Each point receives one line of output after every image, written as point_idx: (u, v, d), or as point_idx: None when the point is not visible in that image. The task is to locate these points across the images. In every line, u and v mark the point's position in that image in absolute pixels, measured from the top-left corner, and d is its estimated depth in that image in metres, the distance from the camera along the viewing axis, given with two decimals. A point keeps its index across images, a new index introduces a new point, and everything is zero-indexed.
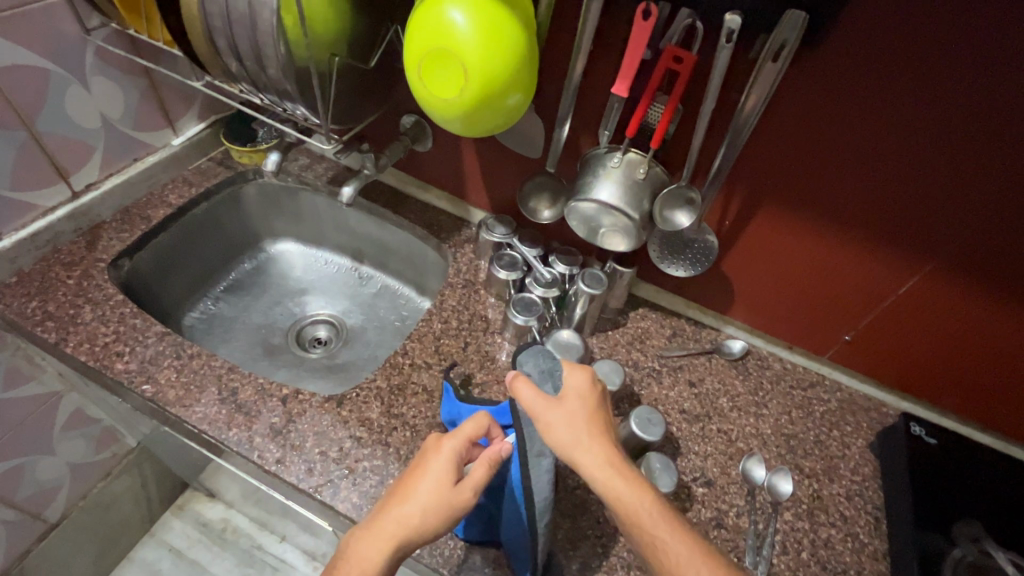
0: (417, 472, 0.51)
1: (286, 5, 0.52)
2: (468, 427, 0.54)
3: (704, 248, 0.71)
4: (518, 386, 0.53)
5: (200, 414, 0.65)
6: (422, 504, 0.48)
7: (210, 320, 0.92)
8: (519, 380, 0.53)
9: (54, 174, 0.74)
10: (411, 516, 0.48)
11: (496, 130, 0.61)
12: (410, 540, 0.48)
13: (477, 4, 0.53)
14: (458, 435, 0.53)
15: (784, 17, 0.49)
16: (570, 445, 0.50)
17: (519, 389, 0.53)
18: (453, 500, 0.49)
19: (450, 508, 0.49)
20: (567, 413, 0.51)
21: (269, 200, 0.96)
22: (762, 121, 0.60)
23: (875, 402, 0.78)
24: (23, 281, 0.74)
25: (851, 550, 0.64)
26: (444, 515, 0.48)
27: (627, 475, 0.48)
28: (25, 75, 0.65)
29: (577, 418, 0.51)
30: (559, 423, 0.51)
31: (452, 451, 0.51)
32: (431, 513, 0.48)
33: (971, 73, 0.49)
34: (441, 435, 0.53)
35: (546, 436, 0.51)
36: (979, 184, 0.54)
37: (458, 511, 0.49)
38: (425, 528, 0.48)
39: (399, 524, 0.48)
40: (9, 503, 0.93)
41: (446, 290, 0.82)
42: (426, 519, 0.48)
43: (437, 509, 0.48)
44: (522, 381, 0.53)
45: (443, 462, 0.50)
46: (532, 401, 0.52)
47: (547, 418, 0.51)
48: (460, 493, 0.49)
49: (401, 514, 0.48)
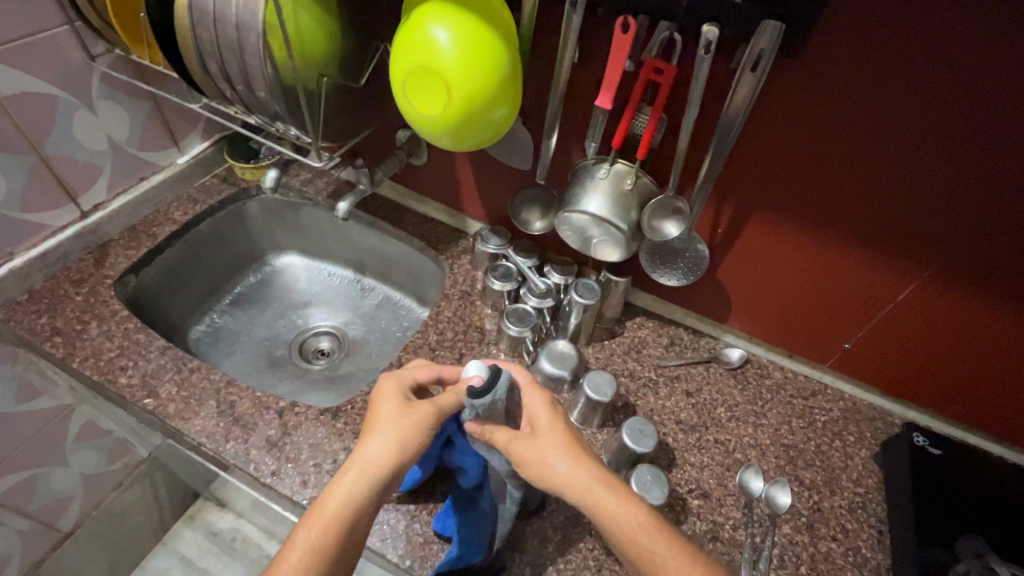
0: (373, 412, 0.54)
1: (272, 30, 0.54)
2: (409, 372, 0.60)
3: (695, 257, 0.70)
4: (489, 434, 0.55)
5: (198, 427, 0.67)
6: (391, 433, 0.52)
7: (216, 333, 0.94)
8: (495, 429, 0.55)
9: (63, 194, 0.76)
10: (375, 441, 0.51)
11: (482, 145, 0.62)
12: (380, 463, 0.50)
13: (460, 23, 0.53)
14: (405, 373, 0.59)
15: (760, 28, 0.49)
16: (553, 476, 0.50)
17: (492, 436, 0.55)
18: (409, 413, 0.53)
19: (415, 421, 0.53)
20: (540, 440, 0.52)
21: (272, 215, 0.98)
22: (748, 129, 0.60)
23: (880, 411, 0.77)
24: (34, 298, 0.76)
25: (852, 565, 0.63)
26: (412, 437, 0.52)
27: (610, 489, 0.49)
28: (34, 102, 0.68)
29: (549, 448, 0.52)
30: (527, 452, 0.52)
31: (398, 384, 0.57)
32: (400, 439, 0.51)
33: (960, 78, 0.48)
34: (384, 379, 0.57)
35: (525, 468, 0.52)
36: (969, 186, 0.53)
37: (424, 422, 0.54)
38: (398, 456, 0.51)
39: (372, 455, 0.50)
40: (24, 512, 0.96)
41: (442, 302, 0.83)
42: (393, 439, 0.51)
43: (403, 426, 0.52)
44: (498, 430, 0.54)
45: (393, 394, 0.55)
46: (508, 439, 0.53)
47: (516, 446, 0.53)
48: (419, 412, 0.54)
49: (370, 447, 0.51)
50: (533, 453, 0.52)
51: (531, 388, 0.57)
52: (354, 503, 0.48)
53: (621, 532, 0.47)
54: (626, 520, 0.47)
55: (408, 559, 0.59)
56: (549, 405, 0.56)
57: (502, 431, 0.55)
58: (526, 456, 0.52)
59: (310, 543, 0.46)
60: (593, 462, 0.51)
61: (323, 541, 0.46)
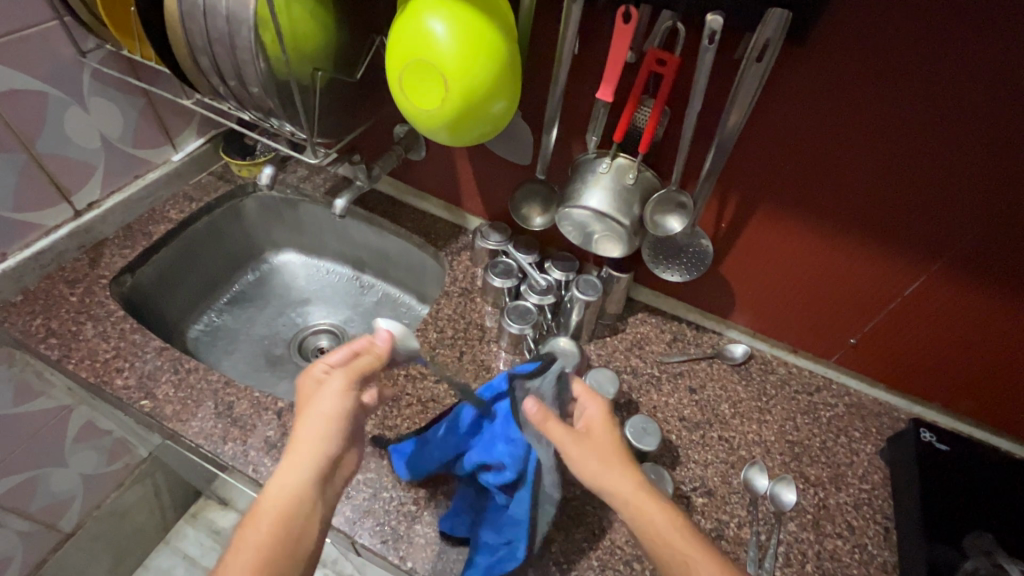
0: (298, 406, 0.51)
1: (265, 23, 0.53)
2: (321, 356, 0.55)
3: (699, 252, 0.69)
4: (547, 426, 0.52)
5: (196, 428, 0.66)
6: (313, 413, 0.48)
7: (214, 332, 0.93)
8: (550, 417, 0.52)
9: (55, 193, 0.75)
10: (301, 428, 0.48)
11: (480, 139, 0.61)
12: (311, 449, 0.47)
13: (456, 13, 0.52)
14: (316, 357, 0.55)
15: (767, 16, 0.48)
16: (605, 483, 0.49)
17: (548, 429, 0.52)
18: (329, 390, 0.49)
19: (335, 395, 0.49)
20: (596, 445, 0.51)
21: (270, 212, 0.97)
22: (753, 121, 0.58)
23: (886, 406, 0.76)
24: (28, 298, 0.76)
25: (858, 562, 0.62)
26: (336, 411, 0.49)
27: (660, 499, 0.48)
28: (25, 100, 0.67)
29: (605, 454, 0.50)
30: (580, 457, 0.50)
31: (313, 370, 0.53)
32: (325, 416, 0.48)
33: (969, 68, 0.47)
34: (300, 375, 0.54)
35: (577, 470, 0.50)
36: (977, 180, 0.52)
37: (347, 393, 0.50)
38: (326, 433, 0.48)
39: (299, 440, 0.47)
40: (24, 513, 0.96)
41: (442, 299, 0.82)
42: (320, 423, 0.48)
43: (327, 406, 0.48)
44: (554, 421, 0.52)
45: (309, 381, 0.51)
46: (563, 438, 0.51)
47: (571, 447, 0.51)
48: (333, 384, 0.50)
49: (296, 436, 0.48)
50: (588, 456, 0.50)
51: (590, 396, 0.56)
52: (295, 495, 0.45)
53: (662, 542, 0.46)
54: (668, 526, 0.46)
55: (409, 560, 0.58)
56: (605, 415, 0.55)
57: (557, 425, 0.52)
58: (581, 459, 0.50)
59: (252, 543, 0.43)
60: (641, 472, 0.50)
61: (267, 540, 0.43)
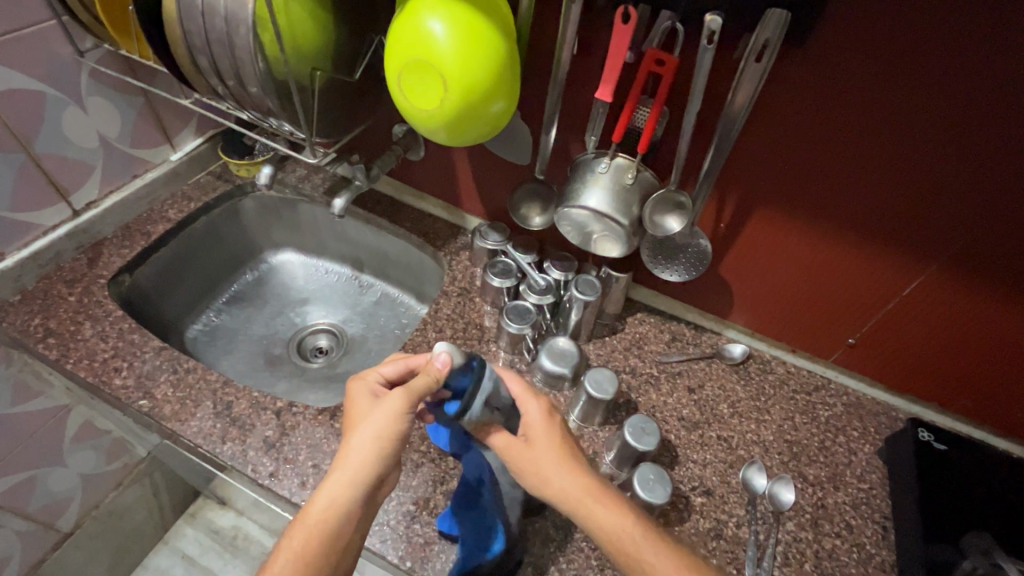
0: (349, 413, 0.52)
1: (263, 23, 0.53)
2: (376, 368, 0.57)
3: (698, 252, 0.69)
4: (488, 432, 0.55)
5: (195, 428, 0.66)
6: (368, 429, 0.49)
7: (213, 332, 0.93)
8: (490, 424, 0.55)
9: (53, 193, 0.75)
10: (352, 444, 0.48)
11: (480, 139, 0.60)
12: (360, 465, 0.48)
13: (455, 13, 0.52)
14: (372, 371, 0.56)
15: (766, 15, 0.48)
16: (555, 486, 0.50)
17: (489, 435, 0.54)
18: (386, 408, 0.50)
19: (390, 414, 0.49)
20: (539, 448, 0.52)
21: (268, 212, 0.97)
22: (752, 120, 0.58)
23: (884, 406, 0.76)
24: (26, 299, 0.75)
25: (857, 562, 0.62)
26: (389, 430, 0.49)
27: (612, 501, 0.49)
28: (23, 99, 0.66)
29: (547, 458, 0.52)
30: (521, 461, 0.52)
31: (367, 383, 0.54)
32: (376, 434, 0.49)
33: (967, 68, 0.47)
34: (352, 379, 0.55)
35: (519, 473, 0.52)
36: (976, 180, 0.52)
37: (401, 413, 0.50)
38: (378, 453, 0.48)
39: (352, 455, 0.48)
40: (22, 513, 0.96)
41: (441, 299, 0.82)
42: (372, 441, 0.48)
43: (382, 423, 0.49)
44: (494, 427, 0.55)
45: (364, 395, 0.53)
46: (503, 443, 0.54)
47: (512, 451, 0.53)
48: (393, 401, 0.50)
49: (347, 448, 0.48)
50: (531, 460, 0.52)
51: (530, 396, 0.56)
52: (340, 508, 0.46)
53: (621, 543, 0.47)
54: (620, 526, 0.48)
55: (409, 560, 0.58)
56: (547, 411, 0.56)
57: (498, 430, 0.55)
58: (522, 466, 0.52)
59: (297, 551, 0.44)
60: (587, 471, 0.51)
61: (309, 548, 0.45)
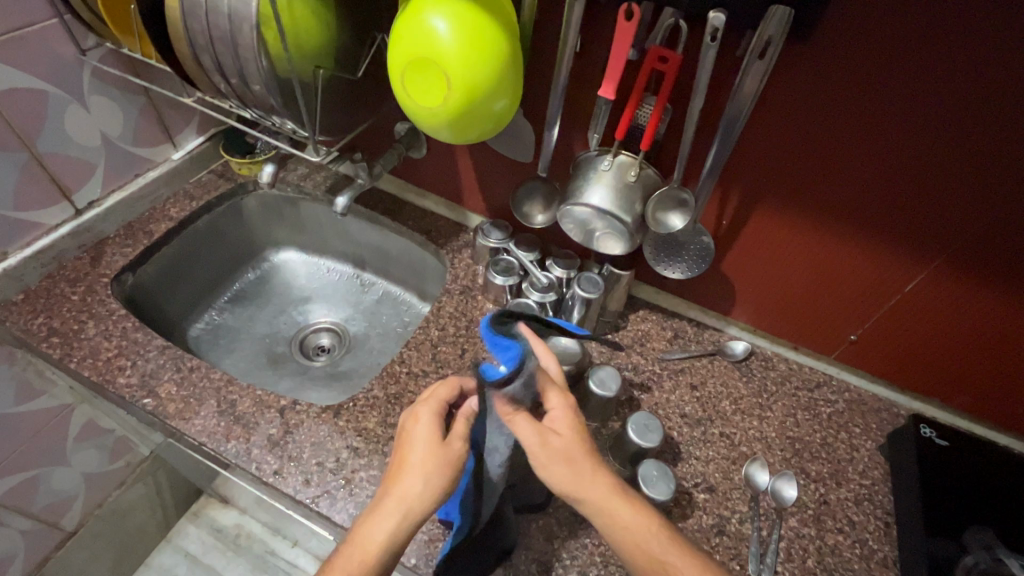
0: (403, 445, 0.52)
1: (266, 21, 0.53)
2: (432, 394, 0.55)
3: (701, 248, 0.69)
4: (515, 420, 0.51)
5: (199, 426, 0.66)
6: (426, 471, 0.49)
7: (215, 331, 0.93)
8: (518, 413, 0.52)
9: (56, 192, 0.75)
10: (409, 483, 0.48)
11: (483, 138, 0.61)
12: (412, 507, 0.48)
13: (459, 11, 0.52)
14: (430, 399, 0.55)
15: (770, 12, 0.47)
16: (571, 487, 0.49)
17: (515, 422, 0.51)
18: (444, 454, 0.50)
19: (450, 460, 0.50)
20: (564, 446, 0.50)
21: (271, 211, 0.97)
22: (755, 117, 0.58)
23: (885, 402, 0.76)
24: (29, 297, 0.75)
25: (859, 557, 0.62)
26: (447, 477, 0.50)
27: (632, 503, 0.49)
28: (25, 98, 0.66)
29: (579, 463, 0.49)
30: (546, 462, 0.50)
31: (427, 414, 0.53)
32: (436, 480, 0.49)
33: (964, 66, 0.47)
34: (410, 407, 0.54)
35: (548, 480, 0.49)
36: (975, 177, 0.53)
37: (457, 463, 0.51)
38: (432, 498, 0.49)
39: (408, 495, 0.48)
40: (26, 513, 0.96)
41: (444, 297, 0.82)
42: (428, 484, 0.48)
43: (437, 468, 0.49)
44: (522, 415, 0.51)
45: (424, 428, 0.52)
46: (528, 438, 0.50)
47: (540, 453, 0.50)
48: (453, 447, 0.51)
49: (403, 485, 0.48)
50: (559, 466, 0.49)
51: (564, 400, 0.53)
52: (390, 543, 0.47)
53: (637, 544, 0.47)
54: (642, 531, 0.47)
55: (414, 556, 0.59)
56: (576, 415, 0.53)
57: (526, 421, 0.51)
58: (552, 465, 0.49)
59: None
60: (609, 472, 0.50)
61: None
